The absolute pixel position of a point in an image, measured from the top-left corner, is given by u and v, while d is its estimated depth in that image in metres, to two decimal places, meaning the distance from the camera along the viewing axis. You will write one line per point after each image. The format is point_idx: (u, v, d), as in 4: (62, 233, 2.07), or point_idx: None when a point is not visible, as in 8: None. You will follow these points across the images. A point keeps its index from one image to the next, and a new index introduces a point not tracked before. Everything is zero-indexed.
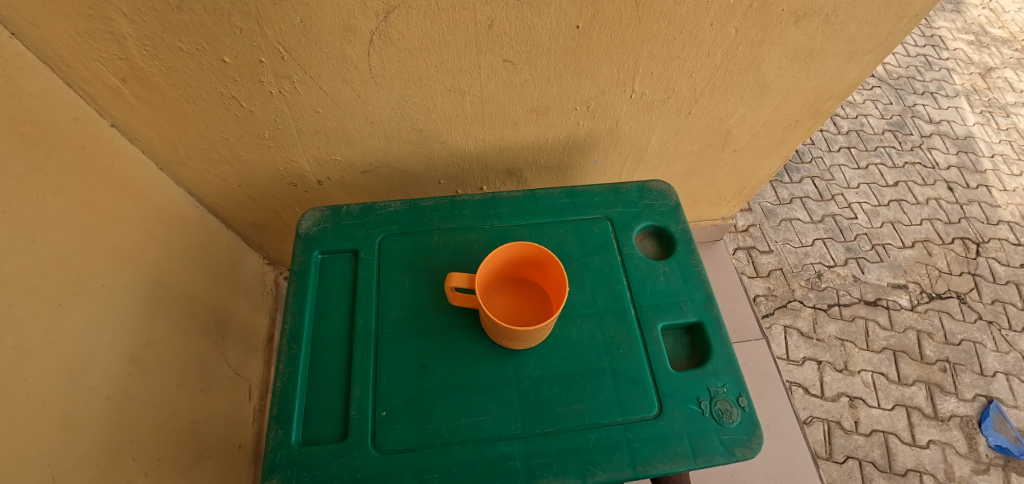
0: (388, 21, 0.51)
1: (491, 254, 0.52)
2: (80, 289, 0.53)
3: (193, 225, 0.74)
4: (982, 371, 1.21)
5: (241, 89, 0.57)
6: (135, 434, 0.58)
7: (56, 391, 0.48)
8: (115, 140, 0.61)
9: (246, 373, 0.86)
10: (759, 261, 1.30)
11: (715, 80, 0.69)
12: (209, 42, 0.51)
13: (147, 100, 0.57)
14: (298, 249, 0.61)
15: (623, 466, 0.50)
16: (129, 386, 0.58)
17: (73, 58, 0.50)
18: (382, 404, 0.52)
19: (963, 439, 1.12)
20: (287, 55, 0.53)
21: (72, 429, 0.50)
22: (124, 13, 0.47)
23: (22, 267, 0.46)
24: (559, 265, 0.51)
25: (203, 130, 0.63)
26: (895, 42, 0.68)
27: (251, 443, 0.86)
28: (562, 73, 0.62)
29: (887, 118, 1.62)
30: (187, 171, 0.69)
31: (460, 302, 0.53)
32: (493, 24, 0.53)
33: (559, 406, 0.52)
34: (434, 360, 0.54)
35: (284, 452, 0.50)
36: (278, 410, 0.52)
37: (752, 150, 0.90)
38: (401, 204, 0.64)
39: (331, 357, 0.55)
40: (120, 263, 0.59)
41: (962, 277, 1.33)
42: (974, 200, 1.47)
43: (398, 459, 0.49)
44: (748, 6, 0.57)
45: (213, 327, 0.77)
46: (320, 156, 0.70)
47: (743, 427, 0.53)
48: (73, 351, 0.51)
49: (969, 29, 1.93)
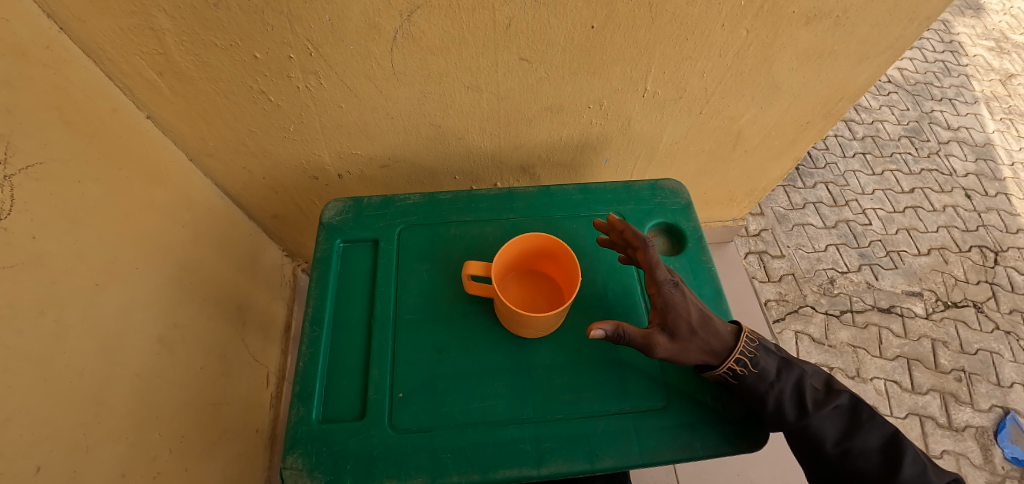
0: (411, 20, 0.53)
1: (506, 244, 0.53)
2: (115, 271, 0.55)
3: (218, 216, 0.77)
4: (999, 382, 1.19)
5: (269, 83, 0.60)
6: (161, 412, 0.61)
7: (94, 366, 0.51)
8: (149, 131, 0.64)
9: (265, 360, 0.89)
10: (770, 265, 1.31)
11: (727, 80, 0.70)
12: (243, 39, 0.54)
13: (182, 94, 0.60)
14: (320, 237, 0.63)
15: (632, 453, 0.51)
16: (158, 365, 0.61)
17: (114, 52, 0.54)
18: (399, 386, 0.54)
19: (978, 450, 1.11)
20: (314, 52, 0.56)
21: (104, 401, 0.53)
22: (164, 10, 0.49)
23: (64, 247, 0.49)
24: (570, 250, 0.53)
25: (233, 123, 0.66)
26: (907, 44, 0.69)
27: (268, 428, 0.89)
28: (576, 71, 0.64)
29: (903, 124, 1.61)
30: (214, 162, 0.72)
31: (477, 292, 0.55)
32: (511, 23, 0.55)
33: (569, 393, 0.54)
34: (449, 346, 0.56)
35: (305, 428, 0.52)
36: (301, 389, 0.54)
37: (764, 151, 0.91)
38: (420, 197, 0.66)
39: (352, 339, 0.57)
40: (151, 249, 0.62)
41: (979, 285, 1.32)
42: (993, 208, 1.45)
43: (414, 438, 0.51)
44: (759, 7, 0.59)
45: (234, 314, 0.80)
46: (341, 149, 0.73)
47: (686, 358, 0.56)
48: (108, 328, 0.54)
49: (990, 35, 1.91)
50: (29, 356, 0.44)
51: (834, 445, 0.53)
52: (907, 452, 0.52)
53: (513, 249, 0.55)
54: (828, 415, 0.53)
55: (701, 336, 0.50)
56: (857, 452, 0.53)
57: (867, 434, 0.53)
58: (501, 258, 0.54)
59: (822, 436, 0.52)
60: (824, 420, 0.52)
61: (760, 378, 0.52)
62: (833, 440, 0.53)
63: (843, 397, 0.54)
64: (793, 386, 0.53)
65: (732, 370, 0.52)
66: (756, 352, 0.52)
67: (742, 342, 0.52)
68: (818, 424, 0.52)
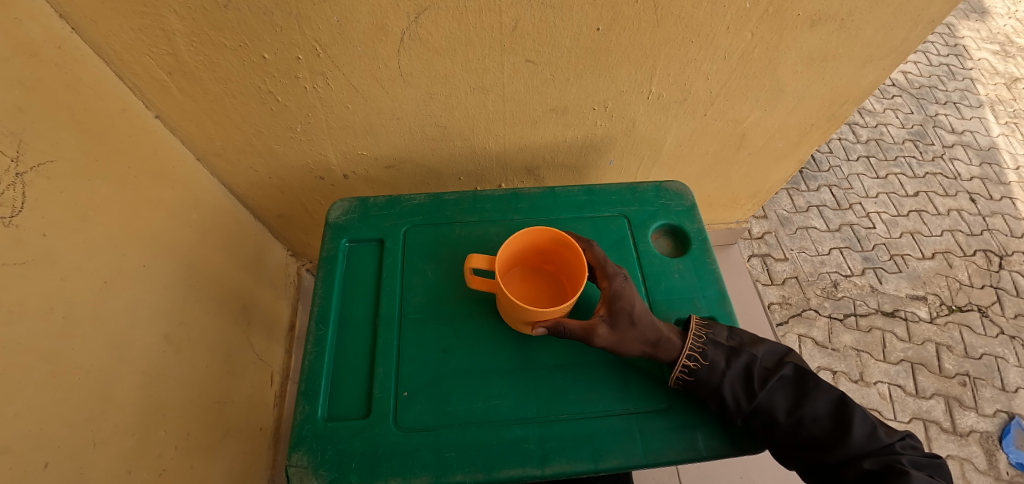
0: (418, 22, 0.54)
1: (512, 239, 0.53)
2: (123, 268, 0.56)
3: (224, 215, 0.77)
4: (1004, 387, 1.19)
5: (277, 83, 0.60)
6: (166, 409, 0.61)
7: (101, 362, 0.52)
8: (158, 131, 0.64)
9: (269, 359, 0.90)
10: (774, 268, 1.30)
11: (731, 83, 0.70)
12: (251, 40, 0.54)
13: (190, 94, 0.61)
14: (326, 237, 0.64)
15: (635, 454, 0.51)
16: (164, 363, 0.62)
17: (125, 52, 0.54)
18: (404, 385, 0.54)
19: (983, 455, 1.11)
20: (322, 53, 0.56)
21: (111, 398, 0.53)
22: (175, 12, 0.50)
23: (74, 245, 0.50)
24: (578, 247, 0.52)
25: (240, 123, 0.66)
26: (911, 47, 0.69)
27: (272, 426, 0.89)
28: (581, 73, 0.64)
29: (908, 127, 1.60)
30: (221, 161, 0.73)
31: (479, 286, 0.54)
32: (517, 25, 0.56)
33: (573, 394, 0.54)
34: (453, 345, 0.56)
35: (310, 426, 0.52)
36: (306, 387, 0.54)
37: (768, 154, 0.91)
38: (425, 197, 0.67)
39: (357, 338, 0.57)
40: (159, 247, 0.62)
41: (984, 290, 1.32)
42: (998, 212, 1.45)
43: (418, 437, 0.51)
44: (764, 10, 0.59)
45: (239, 312, 0.80)
46: (347, 150, 0.73)
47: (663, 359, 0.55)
48: (116, 325, 0.54)
49: (995, 39, 1.90)
50: (38, 351, 0.45)
51: (788, 415, 0.51)
52: (855, 413, 0.52)
53: (521, 241, 0.55)
54: (777, 389, 0.52)
55: (641, 327, 0.51)
56: (811, 420, 0.51)
57: (816, 401, 0.52)
58: (507, 249, 0.54)
59: (776, 412, 0.51)
60: (772, 393, 0.52)
61: (711, 369, 0.52)
62: (786, 411, 0.51)
63: (788, 368, 0.54)
64: (742, 369, 0.53)
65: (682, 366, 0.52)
66: (702, 346, 0.53)
67: (689, 339, 0.53)
68: (770, 401, 0.51)
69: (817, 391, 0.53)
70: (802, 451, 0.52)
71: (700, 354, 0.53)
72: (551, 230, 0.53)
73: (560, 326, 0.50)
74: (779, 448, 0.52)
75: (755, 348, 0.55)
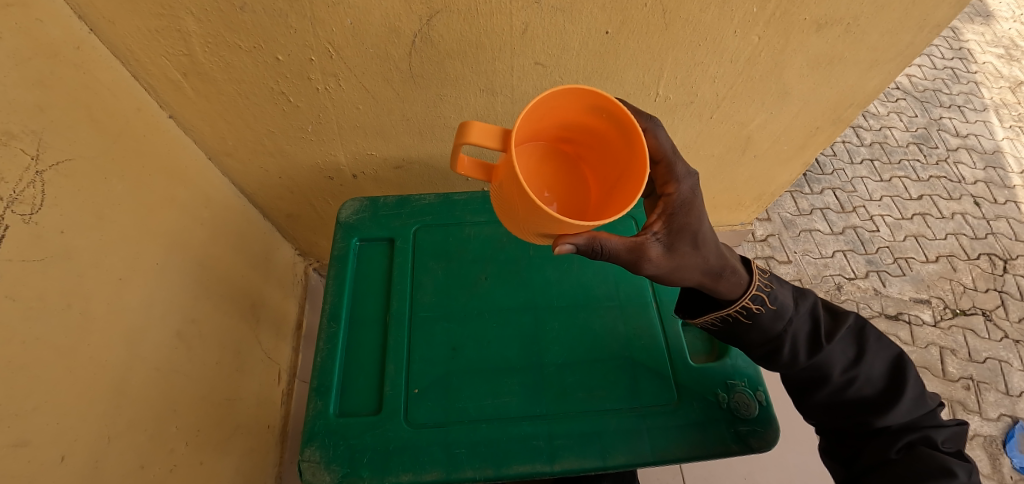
0: (430, 25, 0.54)
1: (550, 109, 0.44)
2: (137, 266, 0.57)
3: (235, 214, 0.78)
4: (1008, 391, 1.19)
5: (290, 84, 0.61)
6: (178, 406, 0.62)
7: (116, 358, 0.53)
8: (171, 130, 0.65)
9: (277, 357, 0.90)
10: (777, 271, 1.31)
11: (737, 86, 0.71)
12: (266, 41, 0.55)
13: (204, 94, 0.62)
14: (337, 236, 0.64)
15: (642, 451, 0.52)
16: (176, 359, 0.62)
17: (142, 53, 0.55)
18: (414, 382, 0.55)
19: (987, 459, 1.11)
20: (335, 54, 0.57)
21: (125, 394, 0.54)
22: (192, 13, 0.51)
23: (91, 242, 0.51)
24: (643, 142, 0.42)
25: (252, 124, 0.67)
26: (916, 51, 0.69)
27: (279, 424, 0.90)
28: (589, 75, 0.65)
29: (912, 131, 1.61)
30: (232, 161, 0.74)
31: (466, 172, 0.45)
32: (527, 29, 0.56)
33: (581, 392, 0.55)
34: (463, 343, 0.57)
35: (322, 422, 0.53)
36: (318, 383, 0.55)
37: (773, 156, 0.91)
38: (435, 198, 0.67)
39: (368, 335, 0.58)
40: (171, 245, 0.63)
41: (988, 293, 1.32)
42: (1002, 216, 1.45)
43: (428, 433, 0.52)
44: (771, 14, 0.60)
45: (248, 310, 0.81)
46: (357, 150, 0.74)
47: (686, 307, 0.56)
48: (130, 321, 0.55)
49: (1000, 42, 1.90)
50: (56, 347, 0.46)
51: (842, 372, 0.55)
52: (909, 380, 0.55)
53: (564, 101, 0.44)
54: (836, 342, 0.55)
55: (703, 253, 0.48)
56: (863, 381, 0.55)
57: (874, 363, 0.55)
58: (541, 106, 0.43)
59: (831, 367, 0.55)
60: (833, 347, 0.55)
61: (777, 315, 0.53)
62: (841, 368, 0.55)
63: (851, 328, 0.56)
64: (806, 316, 0.55)
65: (744, 307, 0.52)
66: (771, 287, 0.53)
67: (757, 278, 0.53)
68: (829, 356, 0.54)
69: (871, 351, 0.56)
70: (850, 406, 0.56)
71: (768, 296, 0.53)
72: (615, 102, 0.42)
73: (598, 244, 0.42)
74: (827, 400, 0.57)
75: (814, 298, 0.58)
